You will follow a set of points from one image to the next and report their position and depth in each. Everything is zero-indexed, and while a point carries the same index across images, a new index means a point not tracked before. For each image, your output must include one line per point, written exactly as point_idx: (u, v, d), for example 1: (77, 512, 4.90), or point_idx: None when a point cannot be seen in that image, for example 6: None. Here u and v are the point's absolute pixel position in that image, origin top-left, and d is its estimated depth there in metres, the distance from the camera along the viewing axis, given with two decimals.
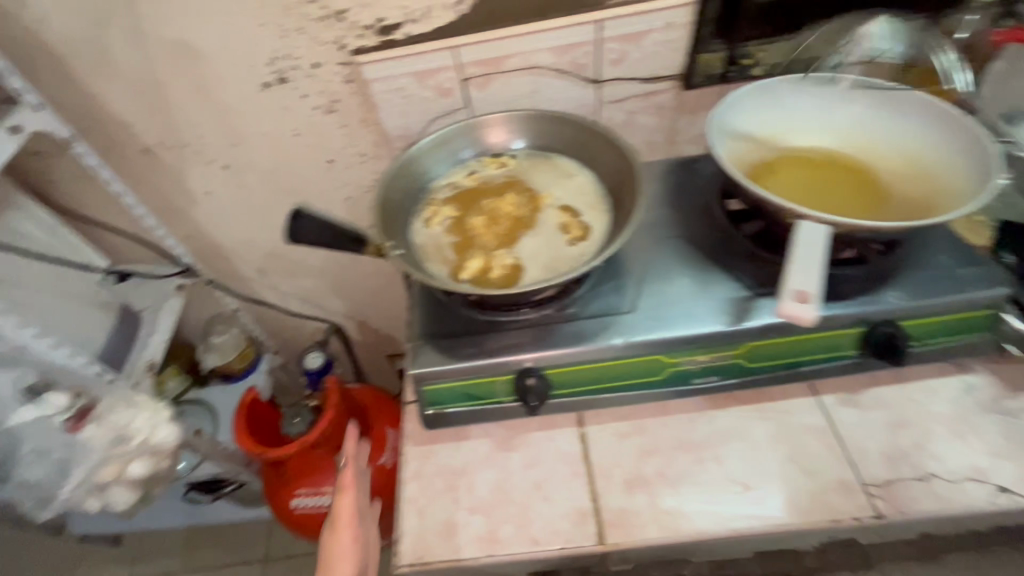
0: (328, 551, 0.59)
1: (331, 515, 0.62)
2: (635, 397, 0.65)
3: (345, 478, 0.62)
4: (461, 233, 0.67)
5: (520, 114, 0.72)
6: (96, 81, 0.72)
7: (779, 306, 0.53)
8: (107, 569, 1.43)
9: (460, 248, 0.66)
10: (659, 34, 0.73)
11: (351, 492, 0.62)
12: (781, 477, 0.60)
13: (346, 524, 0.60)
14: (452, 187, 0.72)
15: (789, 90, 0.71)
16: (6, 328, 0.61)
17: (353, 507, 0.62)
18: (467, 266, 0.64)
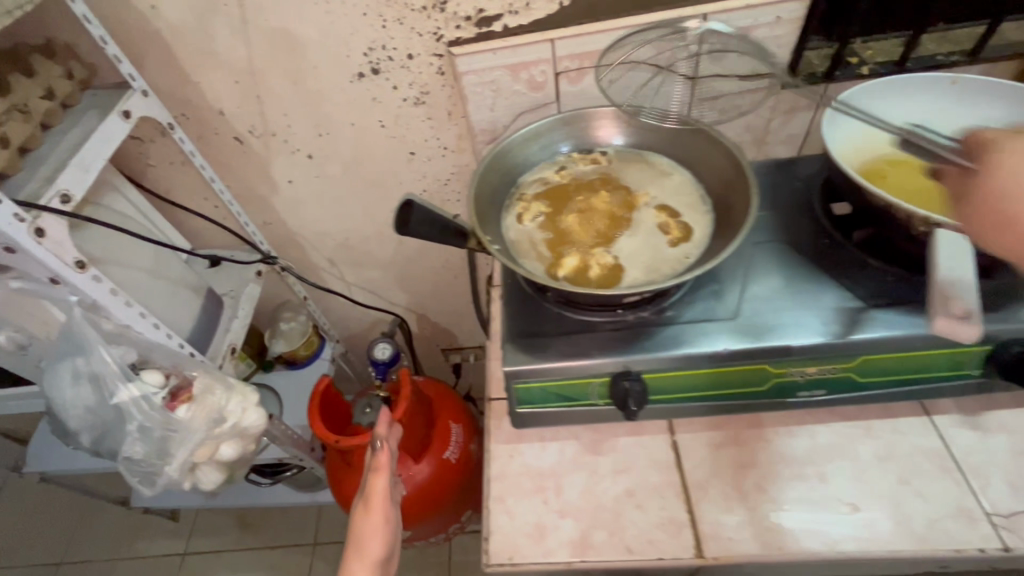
0: (359, 531, 0.57)
1: (362, 494, 0.59)
2: (731, 407, 0.62)
3: (380, 461, 0.59)
4: (554, 230, 0.66)
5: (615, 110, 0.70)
6: (197, 69, 0.73)
7: (935, 324, 0.52)
8: (164, 541, 1.48)
9: (554, 245, 0.65)
10: (766, 29, 0.70)
11: (386, 472, 0.59)
12: (892, 499, 0.57)
13: (379, 506, 0.58)
14: (543, 182, 0.71)
15: (909, 93, 0.69)
16: (116, 307, 0.61)
17: (386, 488, 0.59)
18: (564, 264, 0.63)
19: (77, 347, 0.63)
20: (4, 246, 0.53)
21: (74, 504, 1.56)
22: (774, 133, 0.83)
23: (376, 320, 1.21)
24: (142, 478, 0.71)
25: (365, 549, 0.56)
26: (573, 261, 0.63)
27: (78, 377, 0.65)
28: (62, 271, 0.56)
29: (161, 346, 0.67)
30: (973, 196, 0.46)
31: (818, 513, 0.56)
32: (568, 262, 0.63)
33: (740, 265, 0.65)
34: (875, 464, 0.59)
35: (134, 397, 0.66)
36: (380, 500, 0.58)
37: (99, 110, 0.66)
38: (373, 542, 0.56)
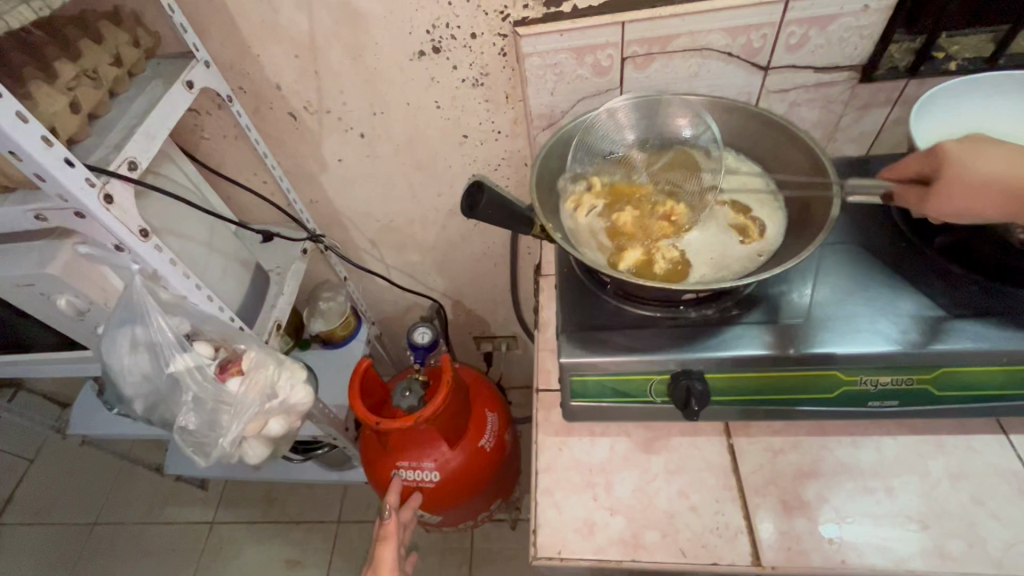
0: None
1: (371, 569, 0.75)
2: (794, 414, 0.60)
3: (389, 531, 0.77)
4: (616, 224, 0.64)
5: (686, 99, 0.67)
6: (258, 42, 0.72)
7: None
8: (194, 508, 1.51)
9: (615, 240, 0.63)
10: (850, 19, 0.66)
11: (391, 546, 0.76)
12: (966, 519, 0.54)
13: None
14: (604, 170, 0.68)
15: (1005, 89, 0.64)
16: (176, 278, 0.62)
17: (392, 559, 0.75)
18: (628, 258, 0.61)
19: (135, 315, 0.63)
20: (74, 212, 0.53)
21: (109, 468, 1.60)
22: (844, 130, 0.79)
23: (413, 304, 1.21)
24: (195, 448, 0.71)
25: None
26: (636, 257, 0.61)
27: (135, 346, 0.65)
28: (128, 239, 0.56)
29: (214, 318, 0.68)
30: (954, 185, 0.50)
31: (883, 528, 0.54)
32: (631, 257, 0.61)
33: (809, 266, 0.62)
34: (946, 481, 0.56)
35: (189, 366, 0.66)
36: (385, 572, 0.74)
37: (163, 79, 0.66)
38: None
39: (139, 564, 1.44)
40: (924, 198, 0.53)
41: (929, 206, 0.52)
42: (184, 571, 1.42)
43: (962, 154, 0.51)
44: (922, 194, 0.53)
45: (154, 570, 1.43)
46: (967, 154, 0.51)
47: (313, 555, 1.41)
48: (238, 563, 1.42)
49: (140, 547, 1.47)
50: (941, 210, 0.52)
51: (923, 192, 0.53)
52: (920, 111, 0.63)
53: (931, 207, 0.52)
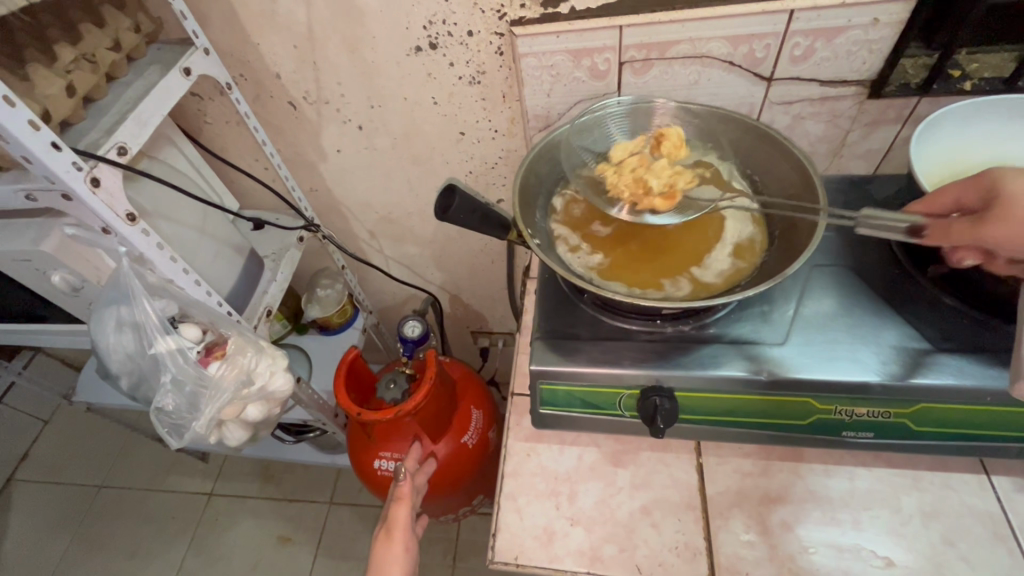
0: (381, 557, 0.66)
1: (385, 529, 0.70)
2: (765, 438, 0.59)
3: (404, 490, 0.71)
4: (661, 261, 0.60)
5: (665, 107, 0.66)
6: (259, 31, 0.73)
7: None
8: (194, 479, 1.56)
9: (678, 260, 0.60)
10: (859, 32, 0.63)
11: (406, 505, 0.70)
12: (933, 559, 0.52)
13: (399, 536, 0.68)
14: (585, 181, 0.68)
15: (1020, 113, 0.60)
16: (162, 262, 0.63)
17: (406, 520, 0.70)
18: (715, 255, 0.60)
19: (123, 295, 0.65)
20: (61, 194, 0.54)
21: (119, 434, 1.67)
22: (851, 146, 0.76)
23: (410, 296, 1.22)
24: (173, 428, 0.73)
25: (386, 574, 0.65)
26: (714, 253, 0.60)
27: (121, 326, 0.68)
28: (115, 223, 0.58)
29: (201, 303, 0.70)
30: (1010, 207, 0.43)
31: (846, 560, 0.53)
32: (720, 260, 0.59)
33: (794, 286, 0.61)
34: (918, 519, 0.55)
35: (171, 349, 0.68)
36: (400, 530, 0.68)
37: (162, 64, 0.67)
38: (393, 569, 0.65)
39: (139, 528, 1.50)
40: (974, 227, 0.45)
41: (982, 233, 0.45)
42: (181, 539, 1.47)
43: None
44: (970, 223, 0.46)
45: (154, 535, 1.48)
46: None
47: (303, 533, 1.44)
48: (232, 535, 1.46)
49: (141, 512, 1.52)
50: (1000, 239, 0.44)
51: (973, 220, 0.46)
52: (922, 134, 0.60)
53: (987, 236, 0.45)
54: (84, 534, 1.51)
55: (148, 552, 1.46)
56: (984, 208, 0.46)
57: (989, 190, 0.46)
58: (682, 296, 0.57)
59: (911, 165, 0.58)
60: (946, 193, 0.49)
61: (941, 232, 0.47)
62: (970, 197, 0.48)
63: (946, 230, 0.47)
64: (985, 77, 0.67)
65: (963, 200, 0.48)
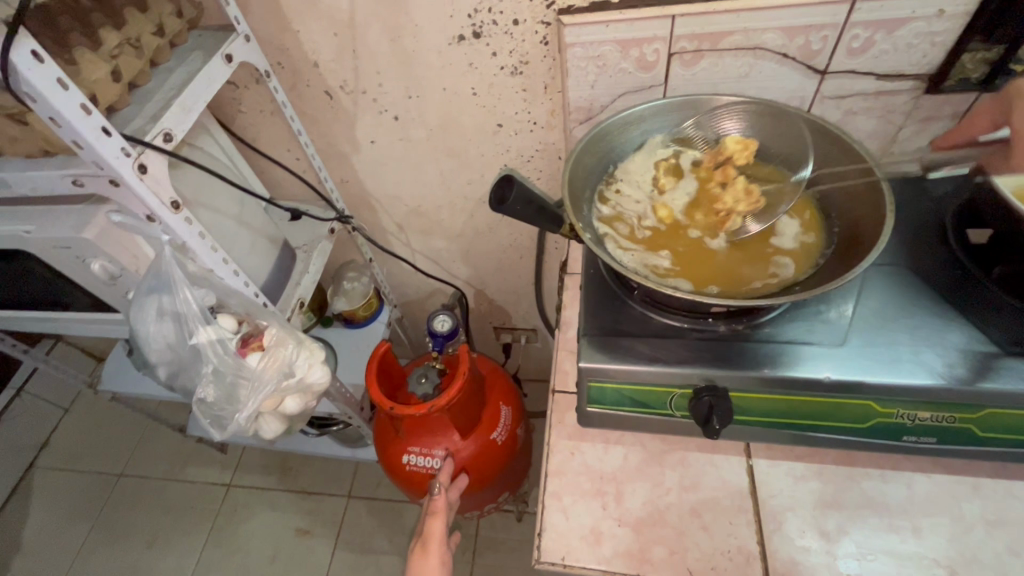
0: (416, 570, 0.66)
1: (421, 541, 0.69)
2: (819, 440, 0.57)
3: (440, 504, 0.71)
4: (740, 252, 0.59)
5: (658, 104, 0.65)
6: (299, 18, 0.72)
7: None
8: (212, 470, 1.56)
9: (756, 247, 0.59)
10: (923, 24, 0.61)
11: (443, 520, 0.70)
12: (997, 569, 0.51)
13: (434, 550, 0.67)
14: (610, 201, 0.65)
15: None
16: (203, 252, 0.62)
17: (442, 532, 0.69)
18: (781, 223, 0.60)
19: (163, 284, 0.64)
20: (109, 179, 0.54)
21: (137, 423, 1.67)
22: (902, 142, 0.74)
23: (436, 290, 1.21)
24: (212, 419, 0.73)
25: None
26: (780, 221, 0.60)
27: (162, 314, 0.67)
28: (159, 211, 0.57)
29: (239, 293, 0.69)
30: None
31: (906, 569, 0.51)
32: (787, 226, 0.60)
33: (851, 286, 0.59)
34: (981, 527, 0.53)
35: (211, 339, 0.67)
36: (435, 545, 0.68)
37: (204, 51, 0.66)
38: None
39: (158, 518, 1.50)
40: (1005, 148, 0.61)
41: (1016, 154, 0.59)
42: (200, 529, 1.47)
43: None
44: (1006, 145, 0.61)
45: (172, 525, 1.49)
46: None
47: (322, 526, 1.44)
48: (250, 526, 1.46)
49: (160, 502, 1.53)
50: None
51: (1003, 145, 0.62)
52: None
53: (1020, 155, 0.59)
54: (104, 522, 1.51)
55: (168, 541, 1.46)
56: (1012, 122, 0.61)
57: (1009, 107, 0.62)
58: (795, 273, 0.57)
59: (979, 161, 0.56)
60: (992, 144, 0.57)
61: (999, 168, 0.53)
62: (997, 116, 0.63)
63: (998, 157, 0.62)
64: None
65: (996, 119, 0.63)
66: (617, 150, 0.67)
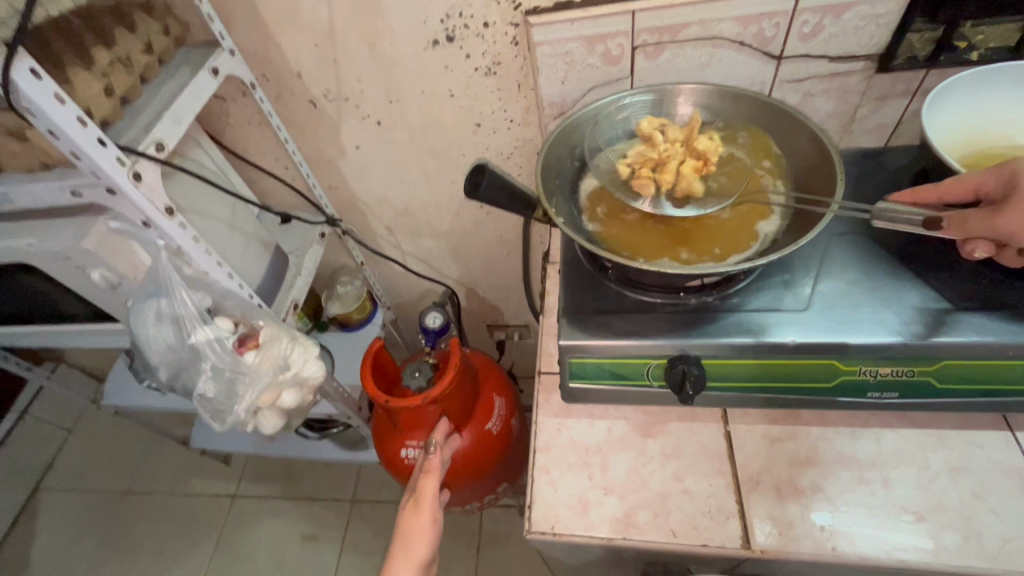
0: (410, 527, 0.69)
1: (415, 498, 0.72)
2: (792, 402, 0.60)
3: (432, 464, 0.73)
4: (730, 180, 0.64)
5: (554, 134, 0.68)
6: (281, 31, 0.75)
7: None
8: (217, 483, 1.58)
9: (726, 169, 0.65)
10: (867, 7, 0.65)
11: (435, 477, 0.72)
12: (962, 513, 0.53)
13: (426, 507, 0.70)
14: (617, 232, 0.64)
15: (1011, 80, 0.62)
16: (199, 255, 0.65)
17: (434, 490, 0.72)
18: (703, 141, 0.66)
19: (162, 288, 0.68)
20: (105, 189, 0.57)
21: (141, 439, 1.69)
22: (861, 121, 0.78)
23: (428, 290, 1.24)
24: (212, 415, 0.76)
25: (413, 542, 0.68)
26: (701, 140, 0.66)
27: (161, 317, 0.70)
28: (154, 216, 0.60)
29: (234, 295, 0.72)
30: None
31: (877, 518, 0.54)
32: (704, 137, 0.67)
33: (813, 256, 0.62)
34: (946, 475, 0.56)
35: (209, 338, 0.71)
36: (427, 502, 0.71)
37: (191, 66, 0.70)
38: (418, 536, 0.68)
39: (166, 531, 1.52)
40: (990, 216, 0.48)
41: (1002, 220, 0.48)
42: (207, 540, 1.49)
43: None
44: (986, 212, 0.49)
45: (179, 539, 1.50)
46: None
47: (327, 531, 1.46)
48: (257, 535, 1.48)
49: (167, 516, 1.54)
50: (1015, 226, 0.48)
51: (990, 210, 0.49)
52: (933, 102, 0.62)
53: (1004, 222, 0.48)
54: (111, 539, 1.53)
55: (175, 553, 1.48)
56: (1004, 195, 0.50)
57: (1008, 177, 0.50)
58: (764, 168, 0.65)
59: (925, 131, 0.59)
60: (970, 176, 0.53)
61: (957, 223, 0.50)
62: (988, 183, 0.52)
63: (965, 220, 0.50)
64: (991, 48, 0.68)
65: (982, 187, 0.52)
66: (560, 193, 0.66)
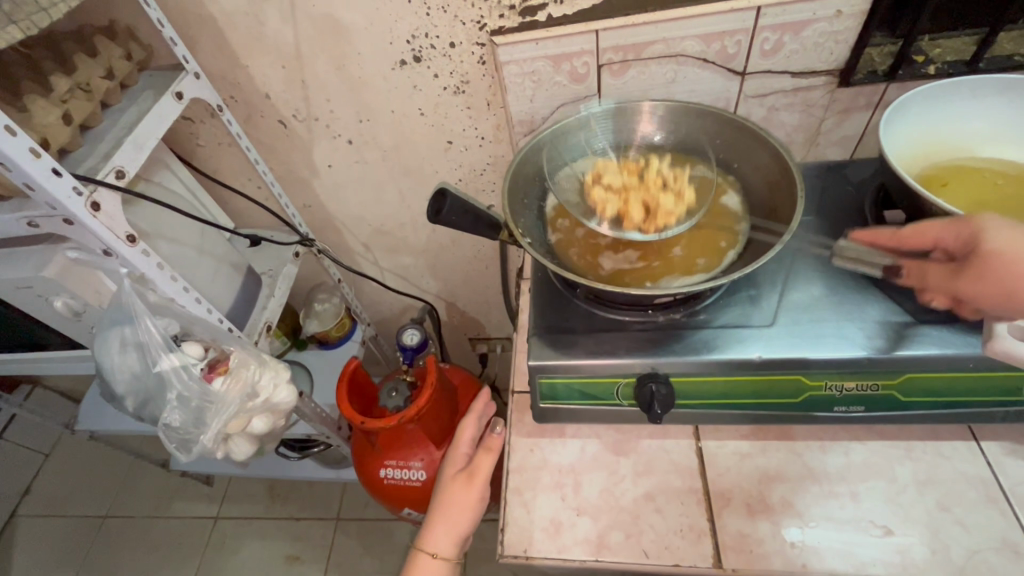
0: (456, 500, 0.65)
1: (467, 470, 0.67)
2: (761, 417, 0.60)
3: (496, 442, 0.66)
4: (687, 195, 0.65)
5: (519, 160, 0.67)
6: (247, 53, 0.75)
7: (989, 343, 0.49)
8: (199, 505, 1.55)
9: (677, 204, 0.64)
10: (825, 25, 0.66)
11: (495, 458, 0.66)
12: (929, 525, 0.54)
13: (478, 484, 0.66)
14: (593, 254, 0.64)
15: (962, 95, 0.64)
16: (164, 283, 0.64)
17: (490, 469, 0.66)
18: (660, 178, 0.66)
19: (126, 316, 0.67)
20: (63, 219, 0.56)
21: (121, 462, 1.66)
22: (826, 134, 0.79)
23: (407, 306, 1.23)
24: (179, 443, 0.75)
25: (457, 515, 0.65)
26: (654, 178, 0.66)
27: (125, 346, 0.69)
28: (115, 245, 0.59)
29: (202, 320, 0.71)
30: (986, 262, 0.45)
31: (846, 533, 0.54)
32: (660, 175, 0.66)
33: (780, 271, 0.63)
34: (913, 487, 0.56)
35: (176, 366, 0.70)
36: (481, 480, 0.66)
37: (155, 90, 0.69)
38: (463, 513, 0.65)
39: (146, 556, 1.49)
40: (952, 276, 0.48)
41: (958, 286, 0.48)
42: (189, 564, 1.46)
43: (1008, 237, 0.45)
44: (949, 272, 0.49)
45: (160, 563, 1.47)
46: (1013, 236, 0.45)
47: (312, 551, 1.43)
48: (240, 557, 1.45)
49: (148, 541, 1.51)
50: (976, 292, 0.46)
51: (951, 269, 0.49)
52: (890, 117, 0.63)
53: (960, 288, 0.48)
54: (89, 566, 1.49)
55: None
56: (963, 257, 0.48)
57: (968, 241, 0.47)
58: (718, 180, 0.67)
59: (882, 147, 0.60)
60: (929, 229, 0.50)
61: (919, 274, 0.52)
62: (948, 239, 0.49)
63: (923, 272, 0.51)
64: (949, 61, 0.69)
65: (941, 241, 0.49)
66: (529, 222, 0.66)
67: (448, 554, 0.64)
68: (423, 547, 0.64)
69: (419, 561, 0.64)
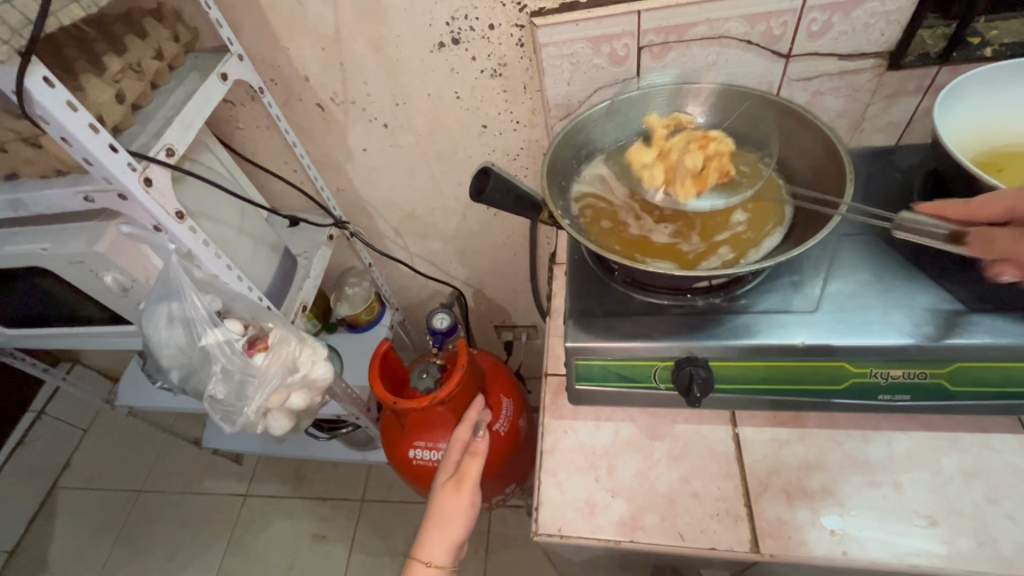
0: (448, 507, 0.67)
1: (456, 478, 0.69)
2: (801, 405, 0.60)
3: (481, 448, 0.71)
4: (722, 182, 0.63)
5: (552, 152, 0.66)
6: (288, 35, 0.76)
7: None
8: (228, 483, 1.60)
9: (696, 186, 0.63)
10: (877, 4, 0.64)
11: (480, 463, 0.70)
12: (975, 517, 0.53)
13: (468, 489, 0.68)
14: (645, 241, 0.62)
15: None
16: (208, 259, 0.66)
17: (478, 475, 0.69)
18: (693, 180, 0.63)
19: (172, 292, 0.69)
20: (118, 194, 0.58)
21: (155, 439, 1.71)
22: (871, 120, 0.77)
23: (435, 291, 1.24)
24: (223, 415, 0.78)
25: (450, 522, 0.66)
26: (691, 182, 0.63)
27: (172, 320, 0.71)
28: (166, 221, 0.61)
29: (244, 297, 0.73)
30: None
31: (888, 523, 0.53)
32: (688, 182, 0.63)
33: (823, 257, 0.62)
34: (959, 479, 0.55)
35: (221, 340, 0.72)
36: (469, 485, 0.68)
37: (201, 71, 0.71)
38: (456, 520, 0.66)
39: (179, 531, 1.54)
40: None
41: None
42: (219, 540, 1.50)
43: None
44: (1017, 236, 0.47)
45: (192, 538, 1.52)
46: None
47: (338, 530, 1.47)
48: (268, 535, 1.49)
49: (180, 515, 1.56)
50: None
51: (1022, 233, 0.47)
52: (948, 98, 0.61)
53: None
54: (126, 538, 1.55)
55: (189, 553, 1.50)
56: None
57: None
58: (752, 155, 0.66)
59: (937, 129, 0.58)
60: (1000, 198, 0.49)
61: (982, 242, 0.49)
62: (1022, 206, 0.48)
63: (989, 241, 0.48)
64: (1006, 43, 0.67)
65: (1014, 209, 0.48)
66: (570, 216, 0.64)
67: (442, 561, 0.65)
68: (418, 556, 0.65)
69: (415, 570, 0.65)
